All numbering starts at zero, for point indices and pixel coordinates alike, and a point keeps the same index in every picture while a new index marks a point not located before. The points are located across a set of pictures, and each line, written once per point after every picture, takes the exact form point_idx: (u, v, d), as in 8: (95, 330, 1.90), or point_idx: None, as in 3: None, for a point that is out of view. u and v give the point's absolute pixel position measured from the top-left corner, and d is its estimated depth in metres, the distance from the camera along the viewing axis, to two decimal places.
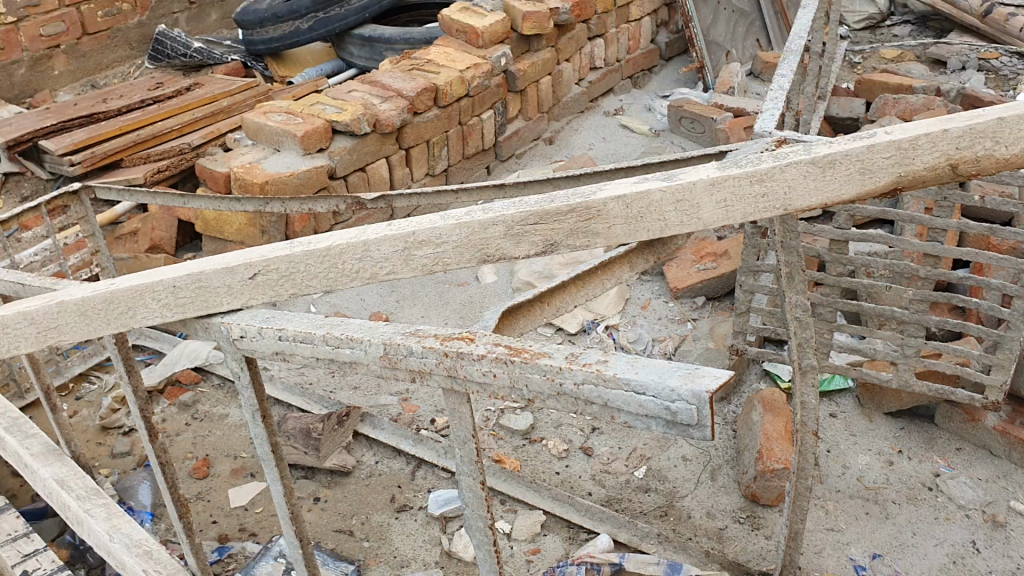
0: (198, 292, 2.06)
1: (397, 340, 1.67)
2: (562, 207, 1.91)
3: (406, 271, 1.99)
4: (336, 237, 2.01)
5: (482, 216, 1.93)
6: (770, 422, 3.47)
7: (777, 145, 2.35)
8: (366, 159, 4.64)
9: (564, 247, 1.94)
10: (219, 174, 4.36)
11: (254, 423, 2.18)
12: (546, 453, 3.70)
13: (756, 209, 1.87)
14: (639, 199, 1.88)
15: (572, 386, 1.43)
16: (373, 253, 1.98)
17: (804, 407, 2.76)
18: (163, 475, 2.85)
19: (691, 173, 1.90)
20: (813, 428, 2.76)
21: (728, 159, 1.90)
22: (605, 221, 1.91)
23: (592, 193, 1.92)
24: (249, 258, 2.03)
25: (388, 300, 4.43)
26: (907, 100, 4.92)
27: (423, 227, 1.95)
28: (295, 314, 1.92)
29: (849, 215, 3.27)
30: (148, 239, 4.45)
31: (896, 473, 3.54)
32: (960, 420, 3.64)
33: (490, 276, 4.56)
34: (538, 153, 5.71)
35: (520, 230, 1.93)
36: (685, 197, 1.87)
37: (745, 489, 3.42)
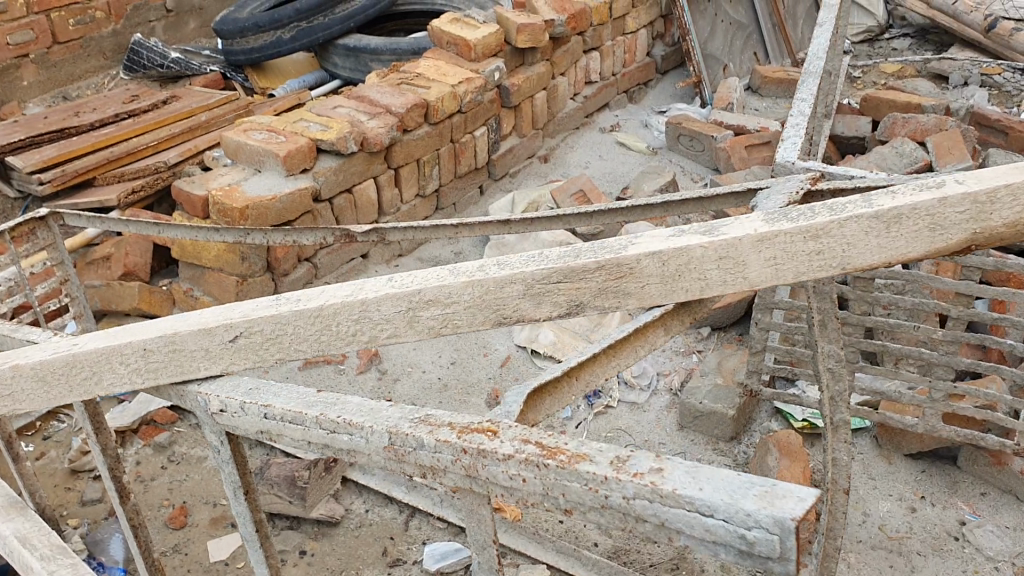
0: (172, 355, 1.82)
1: (404, 429, 1.43)
2: (589, 263, 1.68)
3: (410, 334, 1.76)
4: (330, 295, 1.78)
5: (499, 273, 1.71)
6: (786, 468, 3.26)
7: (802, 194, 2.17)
8: (353, 180, 4.39)
9: (590, 307, 1.72)
10: (196, 197, 4.07)
11: (237, 499, 1.94)
12: None
13: (810, 268, 1.64)
14: (677, 255, 1.65)
15: (620, 500, 1.20)
16: (371, 314, 1.74)
17: (835, 464, 2.54)
18: (136, 537, 2.61)
19: (734, 226, 1.67)
20: (845, 488, 2.55)
21: (776, 210, 1.68)
22: (638, 280, 1.68)
23: (623, 247, 1.70)
24: (230, 318, 1.79)
25: None
26: (918, 120, 4.73)
27: (429, 285, 1.72)
28: (283, 388, 1.68)
29: None
30: (121, 265, 4.15)
31: (919, 521, 3.32)
32: (986, 463, 3.42)
33: None
34: (532, 172, 5.49)
35: (540, 289, 1.71)
36: (729, 254, 1.64)
37: None
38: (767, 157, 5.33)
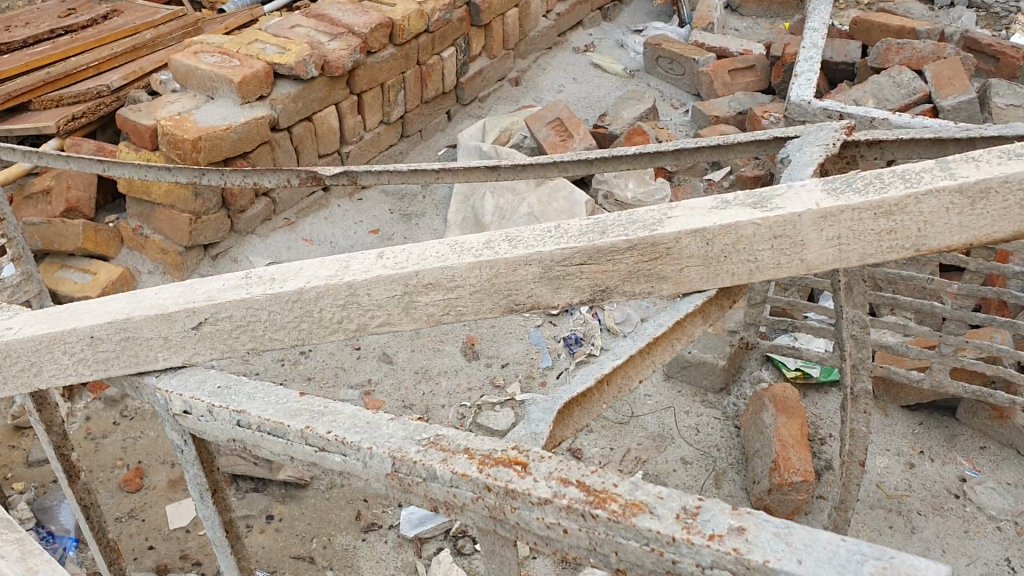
0: (126, 343, 1.55)
1: (412, 455, 1.19)
2: (619, 243, 1.43)
3: (405, 322, 1.51)
4: (311, 277, 1.51)
5: (510, 253, 1.45)
6: (784, 426, 3.08)
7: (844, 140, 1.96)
8: (313, 108, 4.04)
9: (618, 294, 1.48)
10: (143, 127, 3.68)
11: (203, 501, 1.69)
12: None
13: (879, 250, 1.42)
14: (724, 234, 1.41)
15: (692, 568, 1.01)
16: (362, 301, 1.49)
17: (852, 436, 2.38)
18: (89, 519, 2.34)
19: (788, 198, 1.44)
20: (862, 459, 2.39)
21: (838, 180, 1.44)
22: (675, 262, 1.44)
23: (656, 223, 1.45)
24: (193, 302, 1.52)
25: None
26: (913, 47, 4.49)
27: (429, 268, 1.46)
28: (259, 389, 1.43)
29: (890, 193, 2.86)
30: (63, 201, 3.78)
31: (918, 478, 3.19)
32: (987, 417, 3.28)
33: None
34: (503, 96, 5.17)
35: (560, 272, 1.46)
36: (785, 233, 1.41)
37: (756, 501, 3.04)
38: (752, 82, 5.05)
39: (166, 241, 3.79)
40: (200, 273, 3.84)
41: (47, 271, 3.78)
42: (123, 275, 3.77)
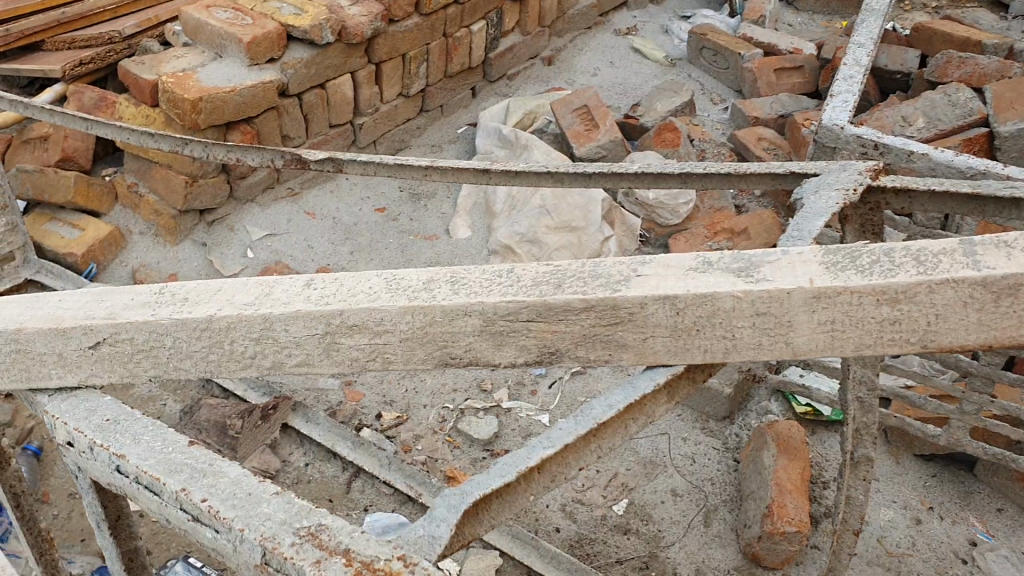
0: (16, 357, 1.37)
1: (284, 549, 1.02)
2: (573, 300, 1.22)
3: (328, 365, 1.32)
4: (226, 302, 1.33)
5: (449, 300, 1.25)
6: (783, 468, 2.87)
7: (876, 174, 1.77)
8: (327, 75, 3.84)
9: (569, 358, 1.27)
10: (145, 81, 3.50)
11: (101, 531, 1.51)
12: None
13: (877, 341, 1.21)
14: (698, 304, 1.21)
15: None
16: (277, 338, 1.30)
17: (850, 502, 2.17)
18: (19, 509, 2.15)
19: (779, 270, 1.23)
20: (856, 528, 2.19)
21: (842, 252, 1.24)
22: (638, 329, 1.24)
23: (623, 281, 1.25)
24: (91, 319, 1.33)
25: (340, 250, 3.73)
26: (976, 62, 4.17)
27: (357, 307, 1.27)
28: (147, 429, 1.25)
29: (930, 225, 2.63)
30: (58, 149, 3.57)
31: (924, 537, 2.99)
32: (1008, 478, 3.06)
33: (463, 231, 3.84)
34: (534, 75, 4.93)
35: (502, 327, 1.26)
36: (770, 311, 1.21)
37: (746, 545, 2.85)
38: (798, 83, 4.75)
39: (160, 202, 3.61)
40: (194, 239, 3.66)
41: (36, 222, 3.62)
42: (112, 235, 3.57)
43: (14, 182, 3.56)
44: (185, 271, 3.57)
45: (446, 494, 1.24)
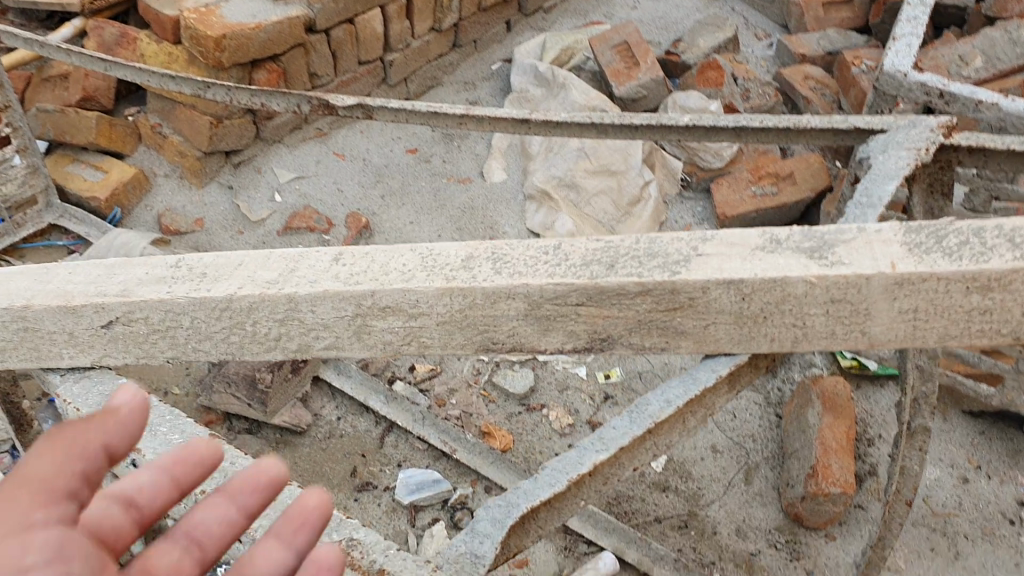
0: (26, 335, 1.29)
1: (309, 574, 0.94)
2: (628, 284, 1.11)
3: (358, 348, 1.23)
4: (247, 279, 1.23)
5: (492, 282, 1.14)
6: (829, 427, 2.76)
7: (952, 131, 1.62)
8: (355, 10, 3.67)
9: (622, 345, 1.18)
10: (166, 18, 3.36)
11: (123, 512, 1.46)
12: (545, 426, 2.82)
13: (964, 331, 1.11)
14: (767, 289, 1.10)
15: None
16: (303, 320, 1.20)
17: (904, 472, 2.05)
18: None
19: (854, 251, 1.12)
20: (910, 500, 2.06)
21: (924, 232, 1.13)
22: (699, 314, 1.13)
23: (684, 260, 1.14)
24: (103, 297, 1.24)
25: (371, 194, 3.61)
26: None
27: (389, 289, 1.16)
28: None
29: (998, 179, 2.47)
30: (79, 89, 3.46)
31: (971, 497, 2.90)
32: None
33: (497, 174, 3.71)
34: (571, 9, 4.75)
35: (548, 312, 1.15)
36: (846, 297, 1.09)
37: (788, 505, 2.78)
38: (846, 18, 4.53)
39: (184, 143, 3.49)
40: (220, 182, 3.56)
41: (58, 164, 3.53)
42: (136, 177, 3.48)
43: (34, 123, 3.47)
44: (212, 216, 3.47)
45: (491, 505, 1.19)
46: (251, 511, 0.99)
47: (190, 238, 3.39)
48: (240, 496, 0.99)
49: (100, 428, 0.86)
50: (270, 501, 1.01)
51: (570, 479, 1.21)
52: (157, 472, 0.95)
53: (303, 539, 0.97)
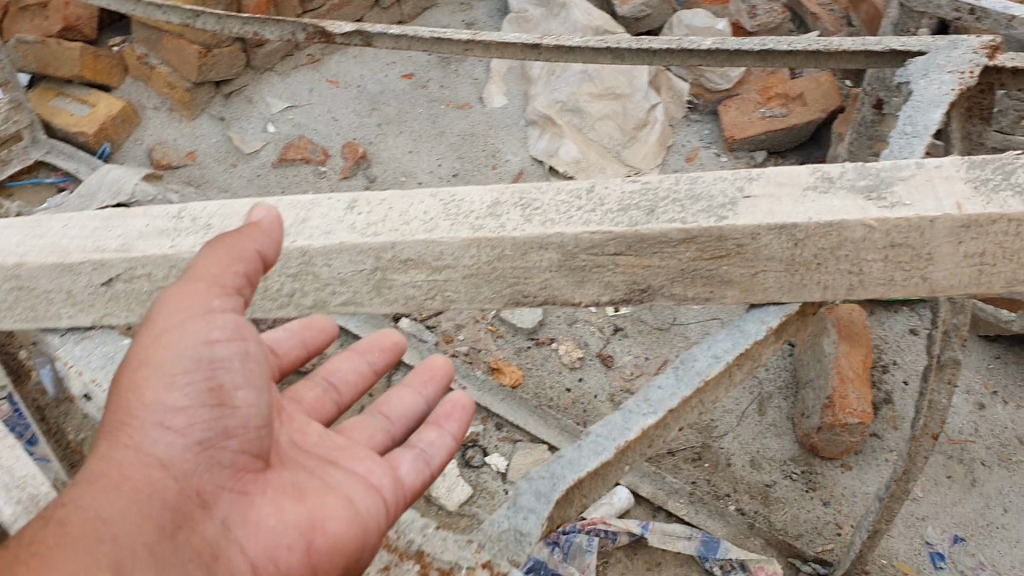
0: (18, 293, 1.25)
1: None
2: (672, 231, 1.04)
3: (378, 303, 1.18)
4: None
5: (521, 232, 1.07)
6: (845, 356, 2.70)
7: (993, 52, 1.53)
8: None
9: (663, 297, 1.12)
10: None
11: None
12: (555, 360, 2.76)
13: None
14: (823, 234, 1.03)
15: None
16: (320, 275, 1.14)
17: (931, 407, 1.99)
18: (45, 422, 2.02)
19: (917, 186, 1.04)
20: (937, 434, 2.01)
21: (989, 166, 1.04)
22: (748, 260, 1.07)
23: (732, 202, 1.06)
24: (103, 253, 1.21)
25: (368, 123, 3.49)
26: None
27: (410, 241, 1.10)
28: None
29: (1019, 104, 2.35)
30: (60, 18, 3.31)
31: (987, 423, 2.85)
32: None
33: (498, 99, 3.58)
34: None
35: (582, 262, 1.09)
36: (910, 242, 1.02)
37: (803, 435, 2.73)
38: None
39: (173, 73, 3.36)
40: (211, 113, 3.43)
41: (43, 98, 3.40)
42: (124, 110, 3.34)
43: (15, 55, 3.32)
44: (204, 149, 3.36)
45: (534, 476, 1.21)
46: (379, 367, 1.35)
47: (183, 172, 3.30)
48: (368, 353, 1.35)
49: (253, 241, 1.07)
50: (393, 363, 1.36)
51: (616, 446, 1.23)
52: (291, 330, 1.15)
53: (430, 390, 1.32)
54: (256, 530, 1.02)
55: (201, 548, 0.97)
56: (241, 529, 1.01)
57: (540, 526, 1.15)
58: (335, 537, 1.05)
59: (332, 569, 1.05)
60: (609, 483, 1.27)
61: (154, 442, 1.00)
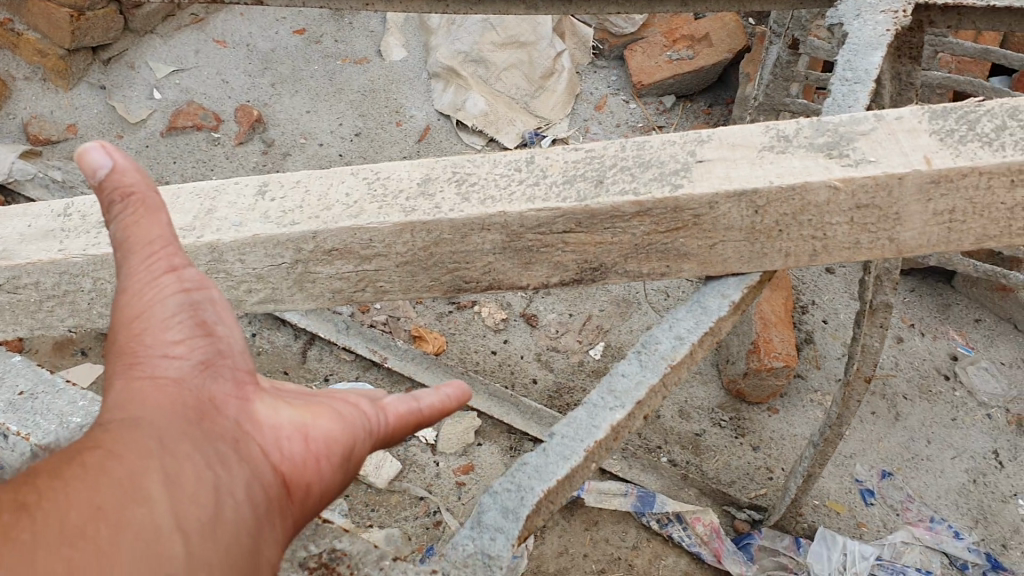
0: None
1: None
2: (625, 203, 1.06)
3: (300, 299, 1.18)
4: None
5: (455, 215, 1.07)
6: (767, 300, 2.68)
7: None
8: None
9: (616, 274, 1.17)
10: None
11: None
12: (477, 323, 2.66)
13: (1004, 233, 1.10)
14: (786, 199, 1.06)
15: None
16: (232, 272, 1.11)
17: (863, 351, 1.95)
18: None
19: (869, 146, 1.07)
20: (870, 376, 1.98)
21: (943, 114, 1.08)
22: (703, 231, 1.11)
23: (687, 168, 1.08)
24: None
25: (260, 84, 3.29)
26: None
27: (336, 227, 1.08)
28: (68, 392, 1.17)
29: (938, 44, 2.27)
30: None
31: (907, 356, 2.78)
32: (987, 288, 2.84)
33: (397, 52, 3.40)
34: None
35: (522, 240, 1.11)
36: (875, 205, 1.07)
37: (729, 382, 2.70)
38: None
39: (43, 39, 3.09)
40: (90, 81, 3.20)
41: None
42: None
43: None
44: (85, 119, 3.13)
45: (498, 491, 1.14)
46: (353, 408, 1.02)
47: (64, 146, 3.06)
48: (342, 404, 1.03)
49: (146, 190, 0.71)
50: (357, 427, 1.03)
51: (587, 447, 1.19)
52: None
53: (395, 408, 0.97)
54: (257, 427, 0.69)
55: (219, 451, 0.64)
56: (252, 426, 0.69)
57: (510, 544, 1.08)
58: (334, 430, 0.74)
59: (340, 473, 0.73)
60: (577, 485, 1.20)
61: (127, 374, 0.66)
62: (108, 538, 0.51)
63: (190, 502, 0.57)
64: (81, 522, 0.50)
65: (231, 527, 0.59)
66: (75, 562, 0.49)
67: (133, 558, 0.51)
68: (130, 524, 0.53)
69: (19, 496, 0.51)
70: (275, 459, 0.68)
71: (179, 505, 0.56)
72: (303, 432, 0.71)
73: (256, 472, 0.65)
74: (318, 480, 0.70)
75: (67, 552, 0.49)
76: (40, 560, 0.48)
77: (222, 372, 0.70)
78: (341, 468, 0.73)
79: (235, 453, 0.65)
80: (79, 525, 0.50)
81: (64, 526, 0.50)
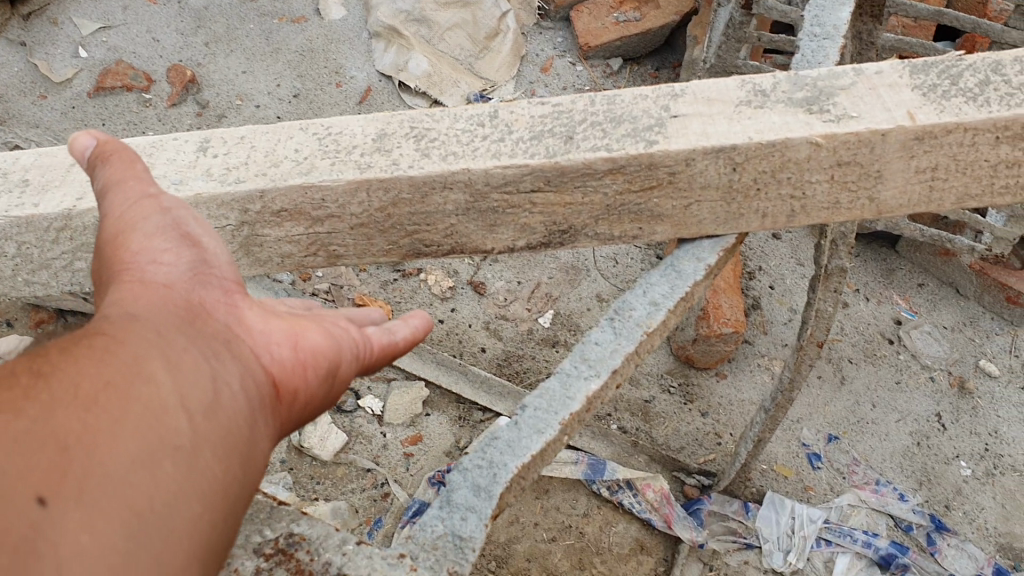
0: None
1: None
2: (598, 160, 1.03)
3: (245, 264, 1.14)
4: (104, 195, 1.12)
5: (415, 170, 1.03)
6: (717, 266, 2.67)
7: None
8: None
9: (585, 237, 1.15)
10: None
11: None
12: (423, 291, 2.59)
13: (985, 191, 1.09)
14: (767, 157, 1.03)
15: None
16: None
17: (817, 316, 1.92)
18: None
19: (847, 102, 1.04)
20: (822, 341, 1.94)
21: (922, 70, 1.06)
22: (676, 192, 1.08)
23: (662, 126, 1.05)
24: None
25: (193, 42, 3.15)
26: None
27: (286, 185, 1.03)
28: None
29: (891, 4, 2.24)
30: None
31: (852, 320, 2.78)
32: (930, 253, 2.85)
33: (336, 10, 3.29)
34: None
35: (484, 199, 1.07)
36: (854, 163, 1.05)
37: (678, 348, 2.67)
38: None
39: None
40: (9, 38, 3.03)
41: None
42: None
43: None
44: (5, 77, 2.96)
45: (469, 467, 1.10)
46: None
47: None
48: None
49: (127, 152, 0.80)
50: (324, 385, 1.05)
51: (560, 420, 1.15)
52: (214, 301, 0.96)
53: None
54: (247, 331, 0.73)
55: (212, 348, 0.67)
56: (243, 332, 0.72)
57: (483, 525, 1.04)
58: (323, 343, 0.76)
59: (329, 383, 0.76)
60: (547, 459, 1.15)
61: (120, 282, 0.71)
62: (117, 405, 0.55)
63: (190, 386, 0.61)
64: (93, 391, 0.54)
65: (226, 413, 0.62)
66: (91, 423, 0.52)
67: (141, 424, 0.55)
68: (135, 397, 0.56)
69: (37, 369, 0.55)
70: (265, 362, 0.71)
71: (181, 389, 0.60)
72: (295, 338, 0.74)
73: (248, 369, 0.68)
74: (305, 386, 0.73)
75: (84, 416, 0.52)
76: (58, 414, 0.52)
77: (211, 282, 0.74)
78: (327, 381, 0.76)
79: (227, 350, 0.68)
80: (93, 394, 0.54)
81: (78, 393, 0.54)
